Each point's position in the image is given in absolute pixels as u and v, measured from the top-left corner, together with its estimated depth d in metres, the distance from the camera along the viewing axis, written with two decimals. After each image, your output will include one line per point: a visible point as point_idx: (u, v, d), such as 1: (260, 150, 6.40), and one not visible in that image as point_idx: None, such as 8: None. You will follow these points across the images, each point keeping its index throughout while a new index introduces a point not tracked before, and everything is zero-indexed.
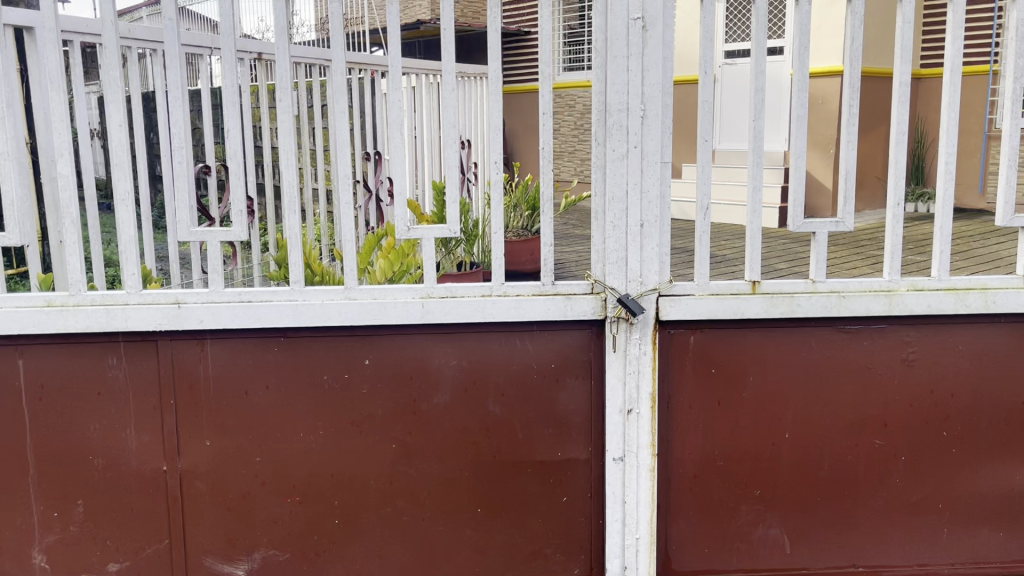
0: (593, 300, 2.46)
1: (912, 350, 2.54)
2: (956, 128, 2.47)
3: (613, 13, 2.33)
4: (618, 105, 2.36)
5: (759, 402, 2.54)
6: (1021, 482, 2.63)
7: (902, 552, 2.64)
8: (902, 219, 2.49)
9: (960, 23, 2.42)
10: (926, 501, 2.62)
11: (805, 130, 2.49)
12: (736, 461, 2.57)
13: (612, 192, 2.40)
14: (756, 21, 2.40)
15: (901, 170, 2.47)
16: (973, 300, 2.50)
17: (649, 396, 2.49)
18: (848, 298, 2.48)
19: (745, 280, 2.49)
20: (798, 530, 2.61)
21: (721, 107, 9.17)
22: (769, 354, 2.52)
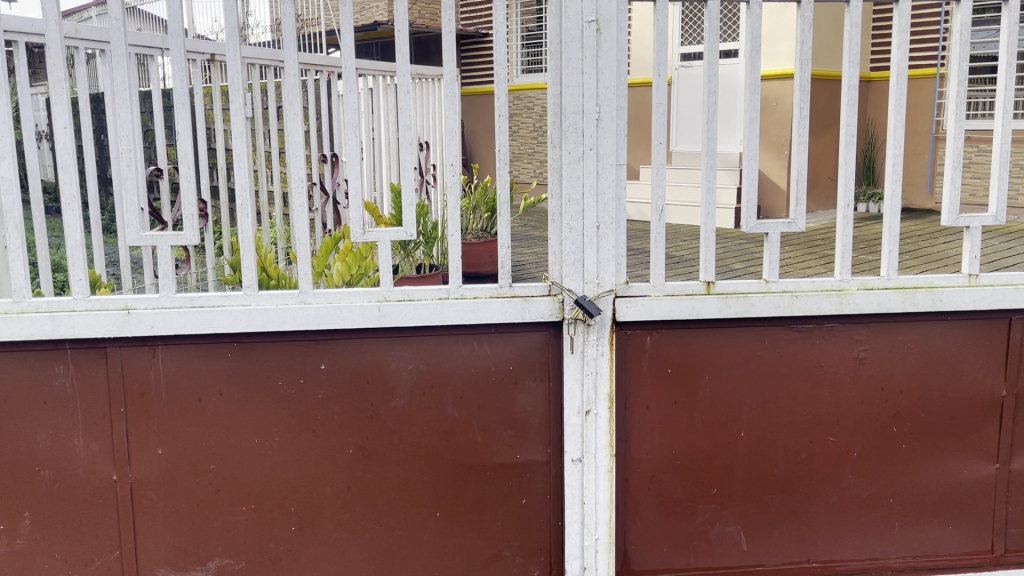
0: (550, 301, 2.46)
1: (863, 348, 2.59)
2: (903, 130, 2.53)
3: (567, 16, 2.35)
4: (573, 107, 2.37)
5: (714, 401, 2.57)
6: (968, 475, 2.69)
7: (854, 547, 2.69)
8: (851, 219, 2.53)
9: (905, 27, 2.48)
10: (878, 497, 2.67)
11: (756, 133, 2.52)
12: (693, 461, 2.59)
13: (568, 194, 2.41)
14: (708, 24, 2.43)
15: (850, 172, 2.51)
16: (921, 298, 2.55)
17: (607, 397, 2.51)
18: (799, 298, 2.52)
19: (699, 280, 2.52)
20: (754, 527, 2.65)
21: (678, 109, 9.24)
22: (724, 354, 2.55)
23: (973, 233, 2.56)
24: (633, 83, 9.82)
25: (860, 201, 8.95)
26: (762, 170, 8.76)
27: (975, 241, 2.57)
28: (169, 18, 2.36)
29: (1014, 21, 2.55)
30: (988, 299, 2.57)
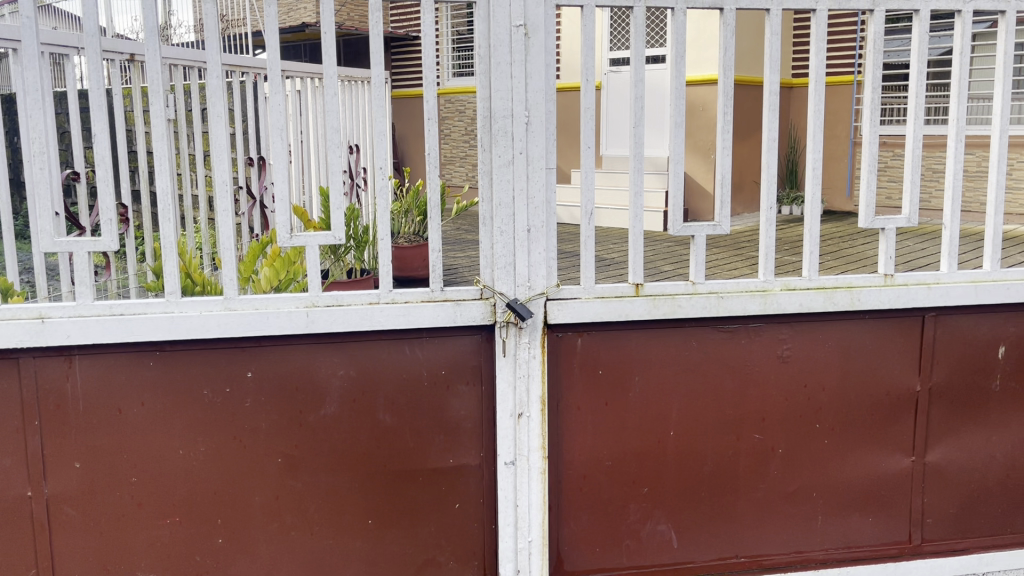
0: (482, 305, 2.46)
1: (786, 347, 2.66)
2: (821, 135, 2.60)
3: (495, 20, 2.35)
4: (502, 111, 2.37)
5: (645, 402, 2.60)
6: (886, 468, 2.79)
7: (780, 541, 2.76)
8: (774, 222, 2.60)
9: (822, 35, 2.56)
10: (802, 491, 2.75)
11: (682, 137, 2.57)
12: (625, 461, 2.62)
13: (499, 198, 2.41)
14: (634, 30, 2.46)
15: (772, 175, 2.58)
16: (841, 298, 2.63)
17: (539, 399, 2.52)
18: (725, 298, 2.57)
19: (628, 283, 2.55)
20: (684, 525, 2.69)
21: (608, 113, 9.33)
22: (653, 355, 2.59)
23: (888, 234, 2.66)
24: (562, 88, 9.90)
25: (783, 206, 9.01)
26: (690, 173, 8.92)
27: (890, 242, 2.66)
28: (83, 16, 2.28)
29: (924, 31, 2.65)
30: (903, 297, 2.67)
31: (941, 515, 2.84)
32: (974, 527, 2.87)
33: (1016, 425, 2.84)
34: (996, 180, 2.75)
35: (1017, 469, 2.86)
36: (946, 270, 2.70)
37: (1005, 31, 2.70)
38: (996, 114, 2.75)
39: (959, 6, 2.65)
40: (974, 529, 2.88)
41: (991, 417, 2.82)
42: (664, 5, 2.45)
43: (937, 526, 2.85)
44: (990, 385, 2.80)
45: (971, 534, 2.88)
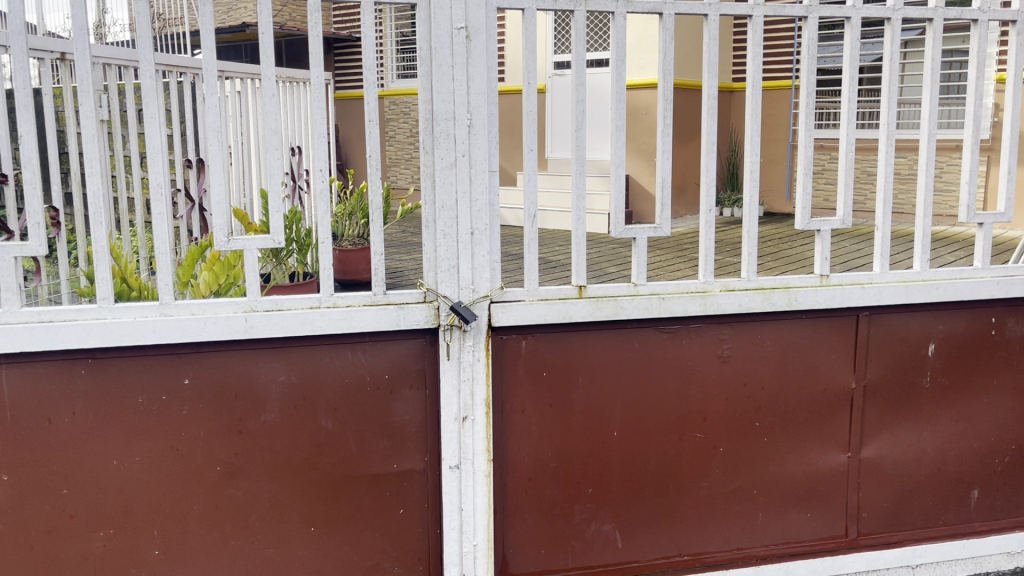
0: (425, 308, 2.45)
1: (726, 347, 2.70)
2: (759, 139, 2.65)
3: (436, 22, 2.34)
4: (444, 114, 2.36)
5: (588, 403, 2.62)
6: (823, 464, 2.85)
7: (721, 538, 2.80)
8: (713, 224, 2.64)
9: (758, 41, 2.61)
10: (743, 489, 2.79)
11: (623, 140, 2.60)
12: (569, 462, 2.63)
13: (441, 201, 2.40)
14: (575, 33, 2.48)
15: (712, 178, 2.62)
16: (778, 298, 2.69)
17: (483, 402, 2.52)
18: (666, 300, 2.61)
19: (571, 285, 2.56)
20: (628, 525, 2.71)
21: (552, 116, 9.39)
22: (597, 357, 2.60)
23: (824, 236, 2.73)
24: (506, 90, 9.93)
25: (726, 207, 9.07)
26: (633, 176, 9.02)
27: (825, 243, 2.73)
28: (8, 12, 2.21)
29: (856, 38, 2.72)
30: (838, 297, 2.74)
31: (876, 510, 2.92)
32: (907, 520, 2.96)
33: (946, 421, 2.93)
34: (925, 182, 2.84)
35: (947, 463, 2.96)
36: (879, 271, 2.77)
37: (933, 38, 2.79)
38: (925, 119, 2.84)
39: (888, 14, 2.72)
40: (907, 523, 2.96)
41: (922, 413, 2.90)
42: (604, 9, 2.47)
43: (873, 520, 2.92)
44: (921, 381, 2.88)
45: (905, 527, 2.96)
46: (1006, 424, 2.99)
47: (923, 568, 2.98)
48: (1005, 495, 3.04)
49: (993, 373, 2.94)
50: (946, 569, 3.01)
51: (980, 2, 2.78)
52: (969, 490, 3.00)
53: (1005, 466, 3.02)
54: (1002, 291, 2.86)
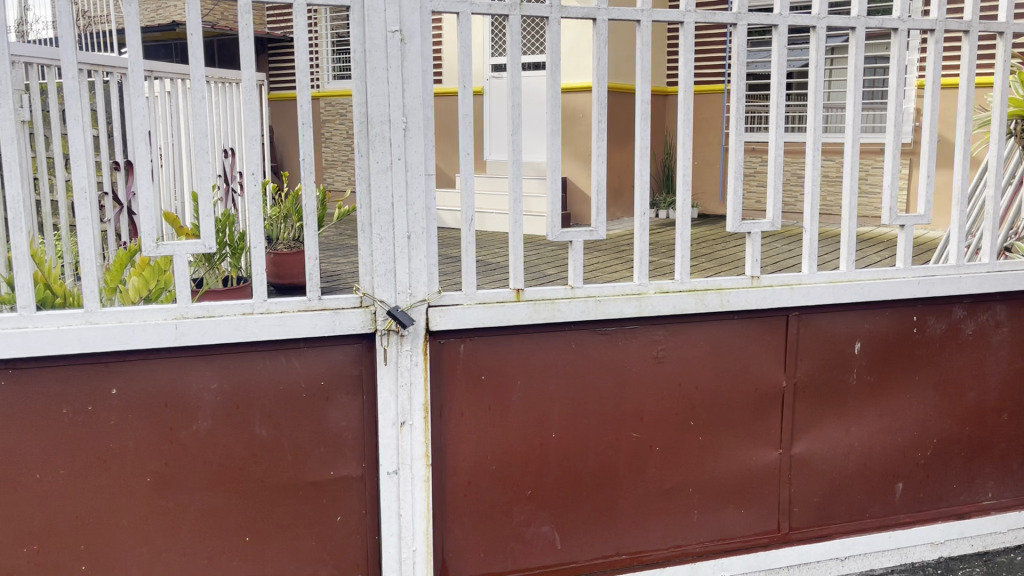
0: (362, 313, 2.43)
1: (661, 348, 2.74)
2: (691, 143, 2.70)
3: (370, 25, 2.32)
4: (379, 117, 2.35)
5: (527, 406, 2.63)
6: (756, 461, 2.91)
7: (658, 537, 2.84)
8: (647, 227, 2.68)
9: (689, 47, 2.66)
10: (679, 487, 2.84)
11: (558, 144, 2.62)
12: (508, 465, 2.64)
13: (377, 204, 2.38)
14: (510, 37, 2.48)
15: (646, 182, 2.66)
16: (711, 299, 2.74)
17: (421, 407, 2.51)
18: (602, 302, 2.63)
19: (509, 288, 2.57)
20: (566, 526, 2.73)
21: (490, 119, 9.39)
22: (534, 359, 2.61)
23: (754, 238, 2.79)
24: (442, 93, 9.91)
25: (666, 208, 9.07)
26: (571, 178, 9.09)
27: (756, 245, 2.79)
28: None
29: (783, 45, 2.80)
30: (768, 298, 2.80)
31: (806, 504, 3.00)
32: (836, 513, 3.04)
33: (872, 416, 3.02)
34: (850, 186, 2.93)
35: (873, 457, 3.05)
36: (807, 271, 2.85)
37: (856, 46, 2.88)
38: (849, 124, 2.92)
39: (814, 22, 2.80)
40: (837, 516, 3.05)
41: (849, 409, 2.99)
42: (539, 13, 2.49)
43: (804, 514, 3.00)
44: (849, 378, 2.97)
45: (834, 521, 3.05)
46: (928, 418, 3.10)
47: (851, 560, 3.07)
48: (928, 487, 3.15)
49: (915, 369, 3.05)
50: (874, 560, 3.10)
51: (899, 12, 2.87)
52: (894, 483, 3.10)
53: (928, 459, 3.13)
54: (923, 290, 2.96)
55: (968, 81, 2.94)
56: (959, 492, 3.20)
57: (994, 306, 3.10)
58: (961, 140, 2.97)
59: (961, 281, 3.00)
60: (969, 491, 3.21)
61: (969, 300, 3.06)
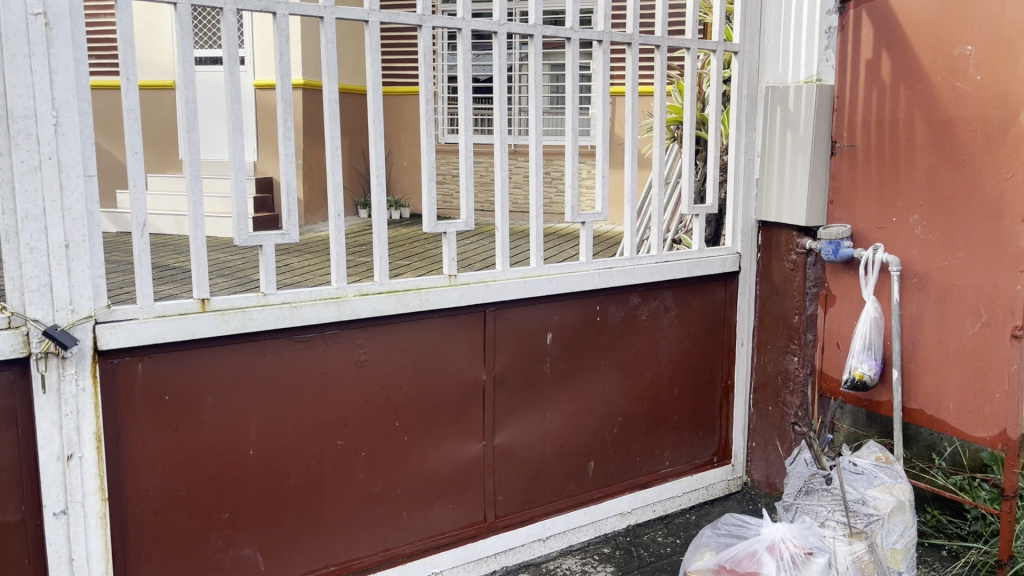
0: (10, 335, 2.11)
1: (363, 351, 2.70)
2: (381, 143, 2.68)
3: (4, 4, 2.02)
4: (21, 110, 2.05)
5: (219, 423, 2.46)
6: (460, 456, 2.97)
7: (368, 543, 2.80)
8: (343, 230, 2.62)
9: (375, 47, 2.63)
10: (387, 490, 2.82)
11: (242, 143, 2.47)
12: (200, 489, 2.45)
13: (24, 210, 2.08)
14: (180, 27, 2.30)
15: (337, 183, 2.59)
16: (410, 299, 2.74)
17: (92, 436, 2.24)
18: (298, 308, 2.52)
19: (193, 298, 2.37)
20: (269, 546, 2.60)
21: (165, 118, 7.94)
22: (225, 373, 2.45)
23: (450, 238, 2.85)
24: (99, 86, 8.10)
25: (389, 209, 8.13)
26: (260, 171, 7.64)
27: (451, 245, 2.84)
28: None
29: (467, 49, 2.87)
30: (465, 296, 2.86)
31: (509, 492, 3.12)
32: (536, 497, 3.20)
33: (564, 401, 3.21)
34: (535, 186, 3.08)
35: (567, 439, 3.25)
36: (501, 268, 2.95)
37: (535, 53, 3.03)
38: (532, 127, 3.07)
39: (495, 28, 2.90)
40: (536, 500, 3.20)
41: (544, 396, 3.15)
42: (211, 4, 2.31)
43: (507, 502, 3.12)
44: (542, 367, 3.13)
45: (536, 504, 3.20)
46: (613, 399, 3.36)
47: (552, 539, 3.24)
48: (615, 462, 3.42)
49: (599, 355, 3.29)
50: (572, 536, 3.30)
51: (571, 22, 3.07)
52: (587, 462, 3.32)
53: (614, 436, 3.39)
54: (604, 281, 3.20)
55: (633, 88, 3.21)
56: (641, 463, 3.50)
57: (662, 293, 3.43)
58: (629, 143, 3.23)
59: (635, 271, 3.28)
60: (649, 461, 3.53)
61: (642, 288, 3.35)
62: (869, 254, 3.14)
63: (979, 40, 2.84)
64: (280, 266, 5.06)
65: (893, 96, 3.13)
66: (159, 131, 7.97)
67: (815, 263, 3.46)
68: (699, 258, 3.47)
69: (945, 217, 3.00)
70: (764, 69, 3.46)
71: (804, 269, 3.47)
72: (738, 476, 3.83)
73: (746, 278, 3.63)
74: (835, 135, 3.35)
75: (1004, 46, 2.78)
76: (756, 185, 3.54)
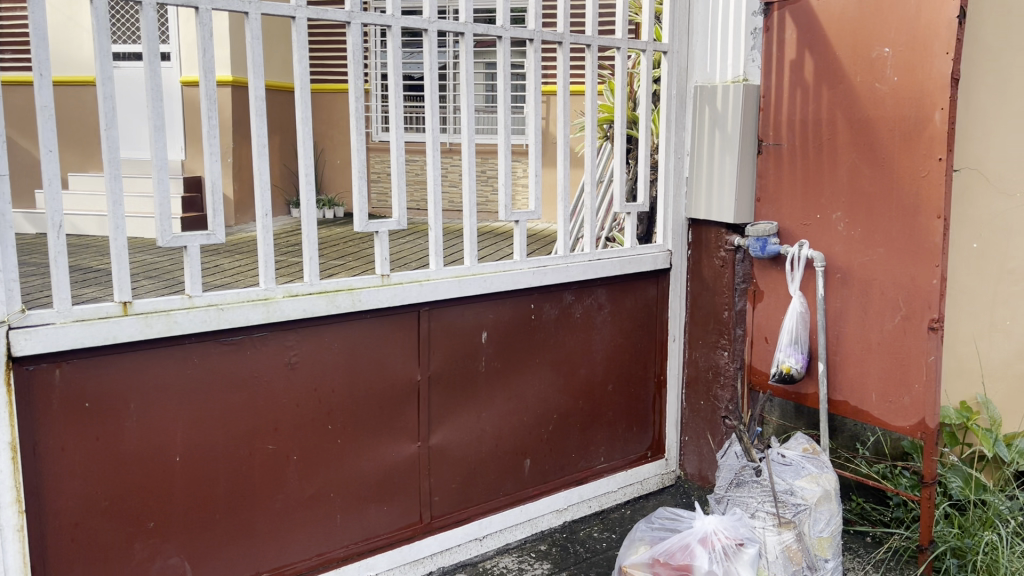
0: None
1: (293, 354, 2.65)
2: (310, 141, 2.64)
3: None
4: None
5: (143, 429, 2.39)
6: (395, 457, 2.95)
7: (301, 548, 2.76)
8: (271, 230, 2.57)
9: (303, 44, 2.59)
10: (320, 494, 2.77)
11: (164, 142, 2.40)
12: (124, 498, 2.38)
13: None
14: (96, 22, 2.22)
15: (265, 182, 2.54)
16: (341, 300, 2.70)
17: (8, 446, 2.14)
18: (225, 311, 2.47)
19: (114, 302, 2.29)
20: (198, 554, 2.53)
21: (85, 114, 7.67)
22: (149, 379, 2.38)
23: (382, 237, 2.82)
24: (12, 81, 7.78)
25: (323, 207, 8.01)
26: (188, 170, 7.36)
27: (383, 245, 2.81)
28: None
29: (397, 47, 2.84)
30: (398, 296, 2.84)
31: (445, 492, 3.10)
32: (472, 496, 3.19)
33: (500, 400, 3.21)
34: (468, 185, 3.07)
35: (503, 438, 3.25)
36: (434, 267, 2.94)
37: (466, 51, 3.01)
38: (464, 126, 3.06)
39: (426, 26, 2.88)
40: (472, 499, 3.20)
41: (479, 395, 3.15)
42: None
43: (443, 502, 3.10)
44: (477, 366, 3.12)
45: (472, 503, 3.20)
46: (548, 396, 3.37)
47: (489, 538, 3.23)
48: (551, 460, 3.43)
49: (534, 353, 3.29)
50: (508, 534, 3.30)
51: (502, 20, 3.06)
52: (523, 460, 3.33)
53: (549, 434, 3.41)
54: (538, 280, 3.20)
55: (564, 87, 3.23)
56: (577, 460, 3.53)
57: (595, 290, 3.45)
58: (562, 142, 3.25)
59: (568, 269, 3.30)
60: (585, 457, 3.55)
61: (576, 286, 3.37)
62: (795, 251, 3.23)
63: (896, 42, 2.93)
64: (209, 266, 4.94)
65: (816, 95, 3.21)
66: (79, 128, 7.70)
67: (744, 259, 3.53)
68: (632, 256, 3.51)
69: (866, 214, 3.09)
70: (693, 69, 3.52)
71: (733, 265, 3.53)
72: (672, 470, 3.89)
73: (678, 275, 3.69)
74: (761, 134, 3.42)
75: (919, 48, 2.87)
76: (686, 184, 3.60)
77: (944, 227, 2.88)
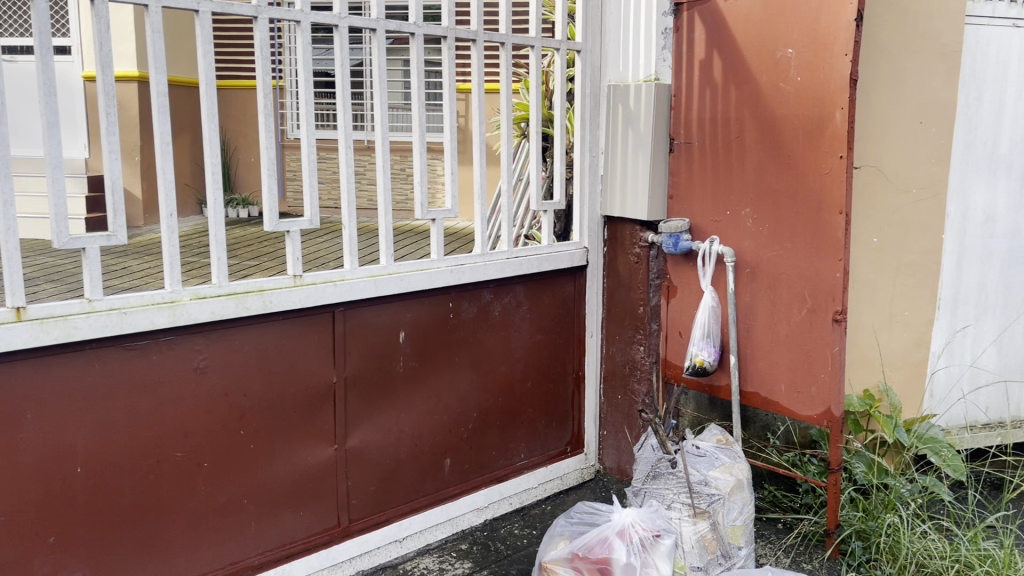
0: None
1: (202, 358, 2.57)
2: (217, 138, 2.56)
3: None
4: None
5: (41, 440, 2.28)
6: (311, 461, 2.89)
7: (213, 557, 2.68)
8: (176, 230, 2.49)
9: (207, 38, 2.51)
10: (233, 501, 2.70)
11: (60, 139, 2.29)
12: (22, 513, 2.26)
13: None
14: None
15: (168, 181, 2.45)
16: (252, 301, 2.63)
17: None
18: (127, 314, 2.37)
19: (6, 307, 2.17)
20: (103, 568, 2.44)
21: None
22: (47, 387, 2.27)
23: (293, 237, 2.76)
24: None
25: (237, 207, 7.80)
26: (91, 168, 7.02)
27: (295, 244, 2.75)
28: None
29: (307, 43, 2.78)
30: (311, 296, 2.78)
31: (363, 495, 3.06)
32: (391, 498, 3.16)
33: (418, 400, 3.19)
34: (383, 183, 3.03)
35: (422, 438, 3.23)
36: (349, 267, 2.89)
37: (379, 48, 2.97)
38: (378, 123, 3.02)
39: (336, 22, 2.83)
40: (391, 501, 3.16)
41: (397, 396, 3.12)
42: None
43: (361, 505, 3.06)
44: (395, 367, 3.09)
45: (392, 505, 3.17)
46: (467, 395, 3.36)
47: (409, 539, 3.21)
48: (470, 458, 3.42)
49: (453, 352, 3.28)
50: (428, 535, 3.28)
51: (415, 17, 3.03)
52: (442, 459, 3.32)
53: (469, 432, 3.40)
54: (454, 278, 3.19)
55: (479, 84, 3.22)
56: (497, 458, 3.53)
57: (513, 288, 3.46)
58: (477, 139, 3.24)
59: (485, 267, 3.29)
60: (505, 455, 3.56)
61: (493, 284, 3.37)
62: (707, 246, 3.30)
63: (799, 44, 3.02)
64: (115, 267, 4.74)
65: (724, 95, 3.29)
66: None
67: (658, 255, 3.59)
68: (548, 253, 3.52)
69: (773, 210, 3.18)
70: (606, 67, 3.56)
71: (648, 261, 3.59)
72: (591, 465, 3.93)
73: (594, 272, 3.72)
74: (672, 132, 3.49)
75: (821, 49, 2.96)
76: (601, 181, 3.64)
77: (845, 222, 2.98)
